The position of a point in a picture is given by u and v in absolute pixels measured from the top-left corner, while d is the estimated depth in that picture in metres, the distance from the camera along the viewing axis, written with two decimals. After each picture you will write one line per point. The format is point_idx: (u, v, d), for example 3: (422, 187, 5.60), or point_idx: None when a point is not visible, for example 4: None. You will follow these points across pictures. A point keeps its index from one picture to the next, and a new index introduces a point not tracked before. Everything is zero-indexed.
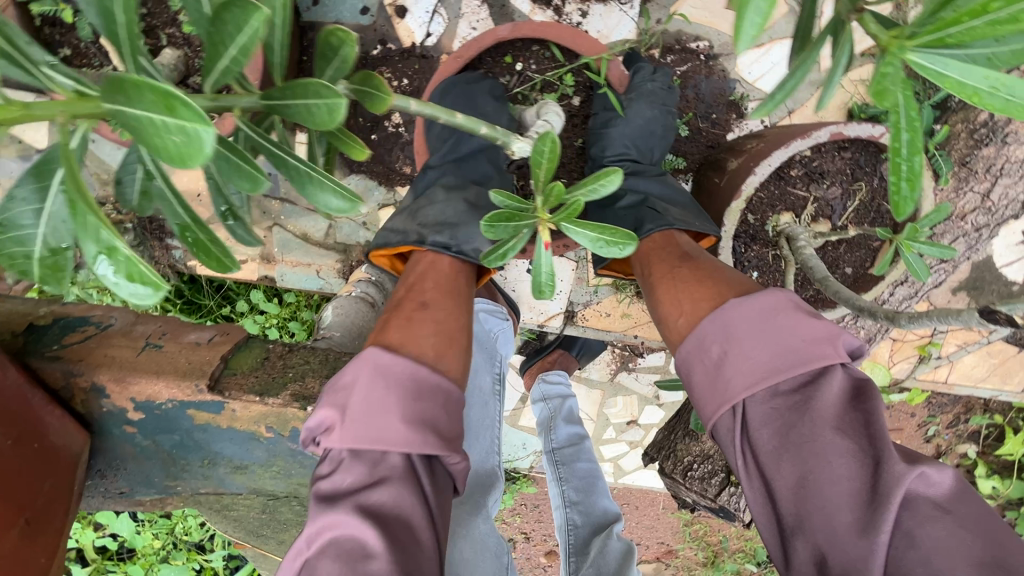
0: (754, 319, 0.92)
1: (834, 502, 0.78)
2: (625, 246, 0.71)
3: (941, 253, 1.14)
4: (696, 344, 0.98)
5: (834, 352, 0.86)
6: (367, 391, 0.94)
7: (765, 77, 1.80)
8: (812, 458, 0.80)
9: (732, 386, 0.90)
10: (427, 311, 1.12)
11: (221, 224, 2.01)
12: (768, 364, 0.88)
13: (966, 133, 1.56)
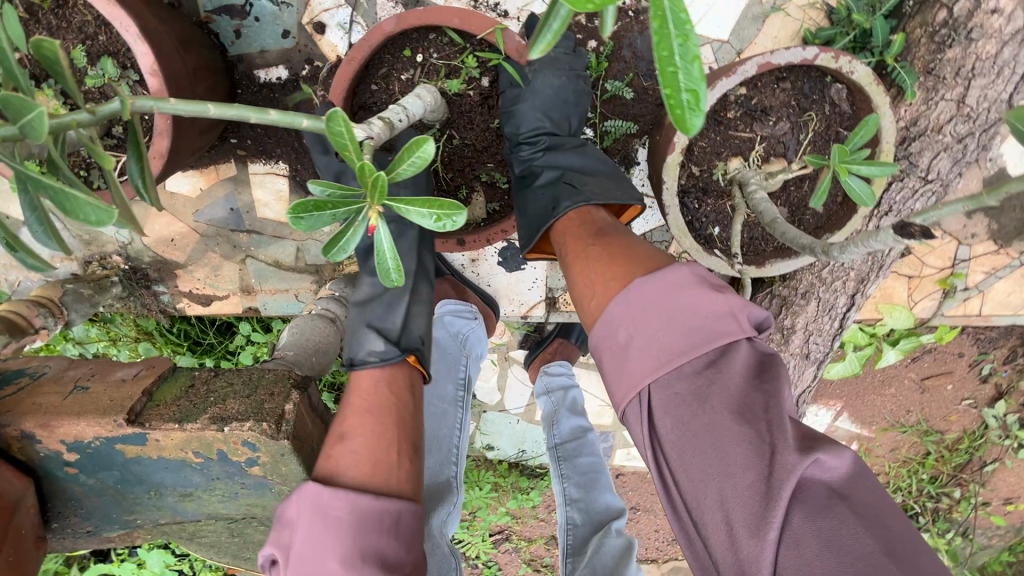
0: (656, 302, 0.96)
1: (732, 490, 0.81)
2: (455, 216, 0.70)
3: (880, 171, 1.04)
4: (606, 331, 1.01)
5: (735, 328, 0.92)
6: (306, 535, 0.96)
7: (704, 22, 1.70)
8: (712, 444, 0.84)
9: (639, 371, 0.94)
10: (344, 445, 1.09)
11: (199, 265, 2.08)
12: (673, 347, 0.92)
13: (927, 37, 1.40)
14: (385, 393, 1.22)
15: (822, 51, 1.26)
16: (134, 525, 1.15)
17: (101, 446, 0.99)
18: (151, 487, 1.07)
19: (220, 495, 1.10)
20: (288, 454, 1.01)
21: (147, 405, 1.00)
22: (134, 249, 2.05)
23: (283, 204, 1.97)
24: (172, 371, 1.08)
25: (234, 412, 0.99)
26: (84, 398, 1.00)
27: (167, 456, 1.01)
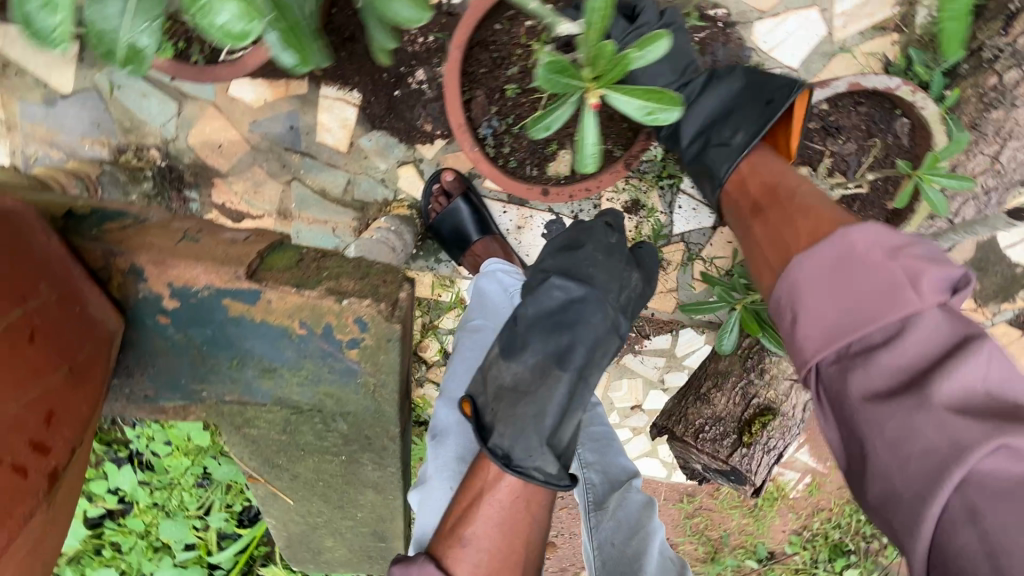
0: (823, 276, 1.04)
1: (908, 454, 0.87)
2: (670, 110, 0.96)
3: (958, 184, 1.22)
4: (775, 307, 1.11)
5: (911, 298, 0.94)
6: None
7: (780, 47, 1.85)
8: (877, 409, 0.91)
9: (807, 345, 1.02)
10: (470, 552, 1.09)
11: (239, 178, 2.01)
12: (838, 318, 0.99)
13: (976, 98, 1.60)
14: (505, 506, 1.13)
15: (905, 84, 1.41)
16: (196, 399, 1.11)
17: (208, 297, 0.96)
18: (236, 356, 1.04)
19: (301, 378, 1.08)
20: (394, 341, 1.01)
21: (260, 267, 0.98)
22: (176, 147, 1.96)
23: (346, 133, 1.95)
24: (281, 243, 1.06)
25: (351, 289, 0.99)
26: (197, 247, 0.97)
27: (271, 322, 0.99)
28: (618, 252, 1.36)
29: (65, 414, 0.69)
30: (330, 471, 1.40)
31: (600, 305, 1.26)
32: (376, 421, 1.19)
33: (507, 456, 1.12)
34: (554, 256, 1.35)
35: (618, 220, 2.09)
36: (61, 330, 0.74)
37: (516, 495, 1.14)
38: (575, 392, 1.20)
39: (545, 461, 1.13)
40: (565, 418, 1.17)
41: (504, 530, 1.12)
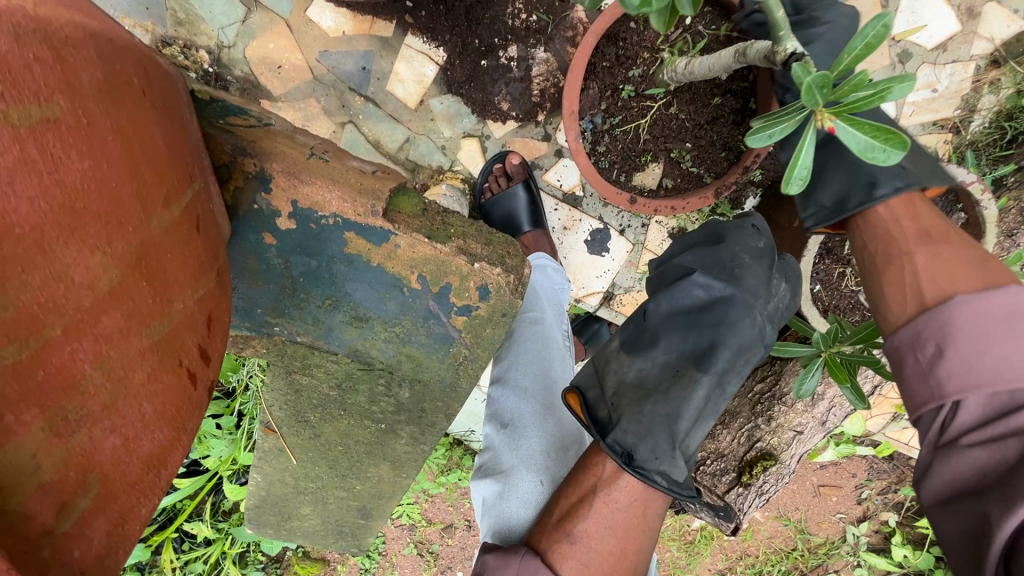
0: (996, 323, 0.86)
1: (994, 506, 0.78)
2: (897, 153, 0.71)
3: None
4: (908, 337, 0.94)
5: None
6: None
7: None
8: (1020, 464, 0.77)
9: (944, 385, 0.88)
10: (576, 549, 1.21)
11: (288, 104, 1.85)
12: (993, 366, 0.84)
13: None
14: (615, 513, 1.23)
15: (978, 182, 1.51)
16: (264, 332, 0.99)
17: (330, 227, 0.87)
18: (331, 296, 0.94)
19: (391, 334, 0.99)
20: (507, 317, 0.97)
21: (390, 209, 0.90)
22: (230, 55, 1.78)
23: (419, 90, 1.86)
24: (405, 186, 0.96)
25: (480, 253, 0.93)
26: (329, 170, 0.87)
27: (387, 268, 0.91)
28: (764, 253, 1.29)
29: (208, 317, 0.56)
30: (358, 438, 1.30)
31: (746, 310, 1.22)
32: (443, 396, 1.12)
33: (628, 453, 1.20)
34: (694, 252, 1.33)
35: (660, 244, 2.11)
36: (206, 222, 0.62)
37: (633, 497, 1.24)
38: (713, 398, 1.21)
39: (670, 465, 1.19)
40: (698, 422, 1.20)
41: (617, 533, 1.22)
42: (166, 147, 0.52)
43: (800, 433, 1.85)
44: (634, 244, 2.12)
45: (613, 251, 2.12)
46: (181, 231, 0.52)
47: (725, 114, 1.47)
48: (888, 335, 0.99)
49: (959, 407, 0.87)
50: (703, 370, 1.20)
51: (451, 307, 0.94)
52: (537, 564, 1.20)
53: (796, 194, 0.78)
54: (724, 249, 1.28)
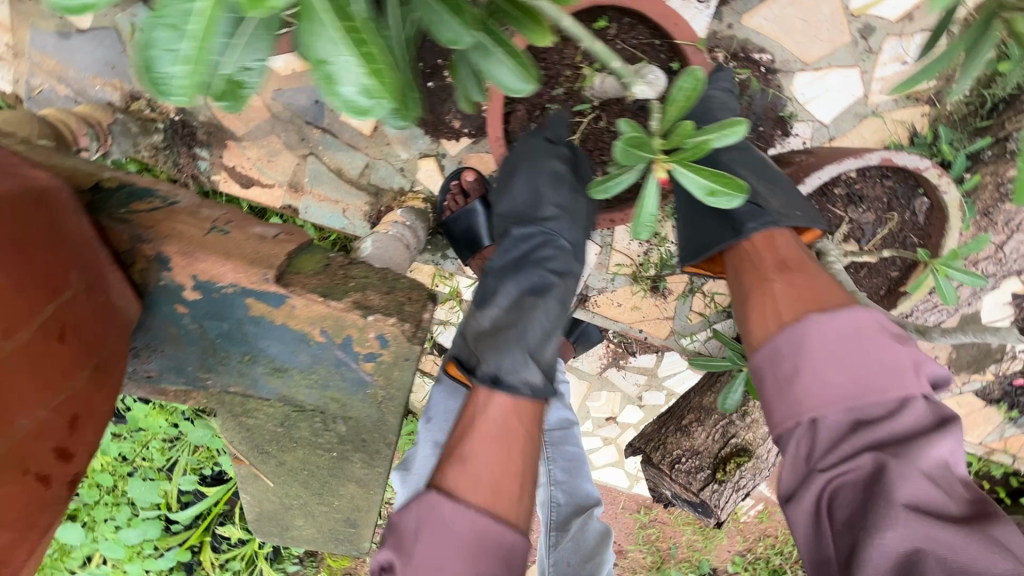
0: (838, 342, 1.05)
1: (867, 497, 0.95)
2: (734, 197, 0.74)
3: (973, 280, 1.22)
4: (770, 356, 1.10)
5: (908, 380, 1.02)
6: (427, 547, 0.94)
7: (817, 101, 1.86)
8: (841, 455, 1.00)
9: (804, 401, 1.04)
10: (472, 462, 1.03)
11: (254, 143, 1.96)
12: (844, 383, 1.02)
13: (994, 185, 1.66)
14: (498, 424, 1.11)
15: (933, 166, 1.44)
16: (198, 385, 1.09)
17: (231, 294, 0.94)
18: (248, 352, 1.02)
19: (311, 381, 1.07)
20: (410, 361, 1.02)
21: (288, 270, 0.97)
22: (192, 103, 1.90)
23: (372, 117, 1.92)
24: (308, 245, 1.04)
25: (376, 304, 0.99)
26: (226, 242, 0.95)
27: (291, 326, 0.98)
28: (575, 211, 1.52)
29: (80, 412, 0.70)
30: (318, 463, 1.41)
31: (557, 253, 1.47)
32: (376, 428, 1.20)
33: (495, 373, 1.19)
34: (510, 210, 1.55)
35: (627, 243, 2.13)
36: (91, 322, 0.74)
37: (509, 414, 1.13)
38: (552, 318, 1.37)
39: (525, 369, 1.21)
40: (544, 339, 1.31)
41: (502, 454, 1.06)
42: (13, 282, 0.61)
43: None
44: (602, 246, 2.15)
45: None
46: (31, 353, 0.62)
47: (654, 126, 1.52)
48: (753, 351, 1.15)
49: (822, 417, 1.04)
50: (534, 292, 1.38)
51: (357, 354, 1.01)
52: (429, 508, 0.97)
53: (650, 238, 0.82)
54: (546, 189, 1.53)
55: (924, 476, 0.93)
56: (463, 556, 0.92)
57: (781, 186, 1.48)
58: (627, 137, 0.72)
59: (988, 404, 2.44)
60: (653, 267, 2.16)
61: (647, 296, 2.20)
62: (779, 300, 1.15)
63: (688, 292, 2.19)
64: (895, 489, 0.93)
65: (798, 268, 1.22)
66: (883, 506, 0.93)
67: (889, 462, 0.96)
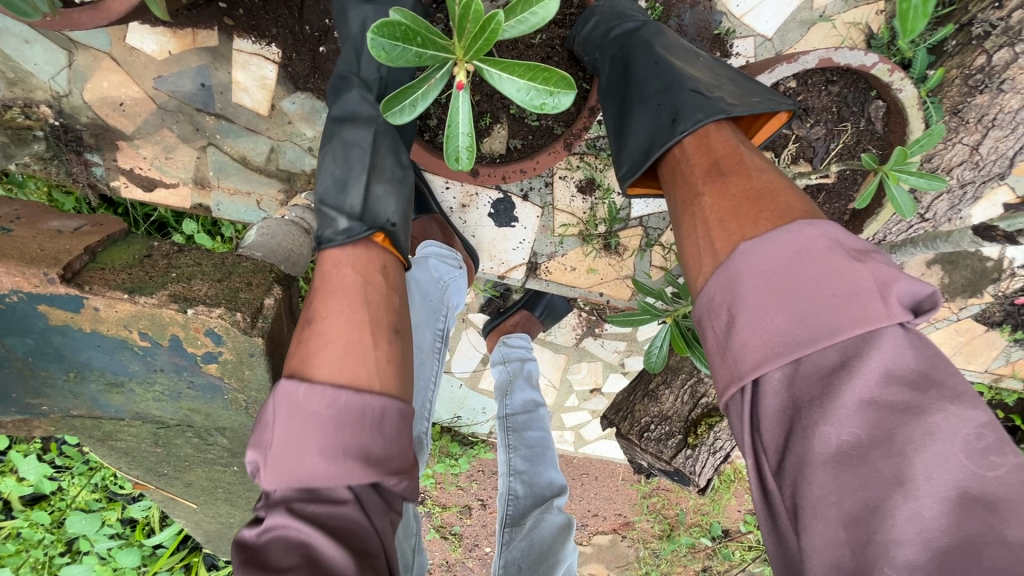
0: (776, 273, 0.78)
1: (829, 484, 0.69)
2: (559, 94, 0.63)
3: (930, 183, 1.03)
4: (705, 306, 0.85)
5: (878, 310, 0.72)
6: (284, 428, 0.88)
7: (755, 12, 1.66)
8: (800, 442, 0.72)
9: (743, 358, 0.78)
10: (317, 330, 0.97)
11: (146, 140, 1.79)
12: (785, 331, 0.76)
13: (961, 79, 1.42)
14: (344, 281, 1.05)
15: (881, 62, 1.23)
16: (35, 412, 1.04)
17: (20, 303, 0.93)
18: (71, 368, 1.00)
19: (155, 394, 1.04)
20: (255, 356, 0.98)
21: (88, 266, 0.96)
22: (70, 104, 1.72)
23: (266, 94, 1.73)
24: (121, 237, 1.03)
25: (199, 295, 0.96)
26: (6, 240, 0.94)
27: (104, 332, 0.97)
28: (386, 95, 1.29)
29: None
30: (228, 480, 1.28)
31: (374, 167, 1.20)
32: (258, 435, 1.13)
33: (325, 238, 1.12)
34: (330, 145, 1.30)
35: (570, 200, 1.94)
36: None
37: (343, 265, 1.07)
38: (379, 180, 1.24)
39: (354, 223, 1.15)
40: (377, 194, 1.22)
41: (337, 321, 0.98)
42: None
43: None
44: (544, 207, 1.96)
45: (521, 218, 1.97)
46: None
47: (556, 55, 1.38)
48: (693, 302, 0.89)
49: (765, 378, 0.77)
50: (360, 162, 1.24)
51: (186, 353, 0.99)
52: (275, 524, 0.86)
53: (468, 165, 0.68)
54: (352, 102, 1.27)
55: (941, 482, 0.65)
56: (323, 433, 0.88)
57: (725, 69, 1.15)
58: (388, 25, 0.61)
59: (990, 328, 2.25)
60: (603, 223, 1.96)
61: (602, 255, 2.01)
62: (705, 218, 0.90)
63: (645, 246, 2.00)
64: (886, 499, 0.66)
65: (732, 169, 0.93)
66: (874, 527, 0.66)
67: (874, 461, 0.67)
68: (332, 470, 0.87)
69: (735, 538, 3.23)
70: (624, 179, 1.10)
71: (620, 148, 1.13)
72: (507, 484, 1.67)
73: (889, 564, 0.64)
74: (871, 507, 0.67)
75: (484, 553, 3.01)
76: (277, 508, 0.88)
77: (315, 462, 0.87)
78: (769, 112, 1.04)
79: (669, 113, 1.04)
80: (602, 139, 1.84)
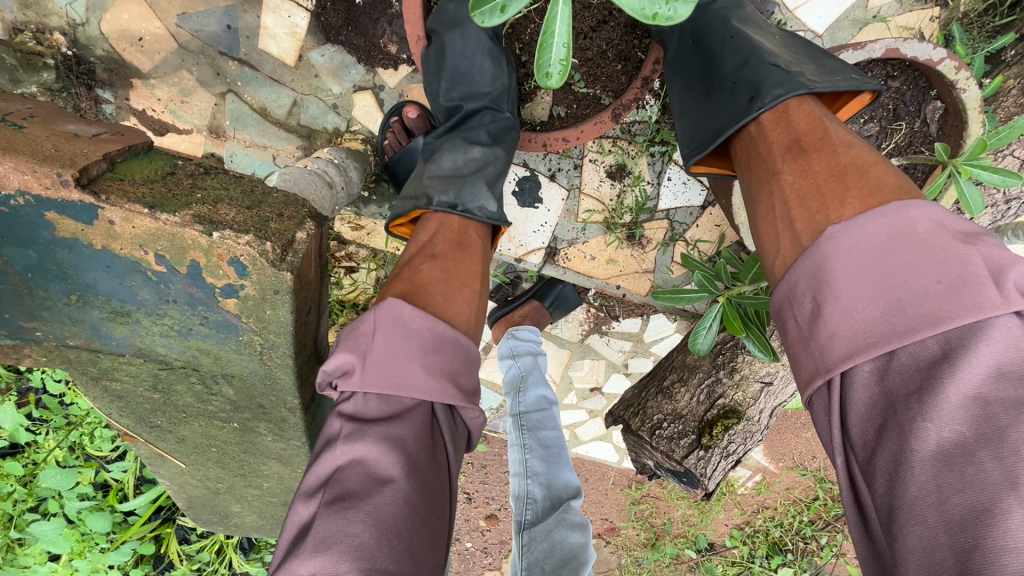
0: (870, 257, 0.73)
1: (931, 482, 0.64)
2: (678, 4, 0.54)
3: (1003, 180, 1.02)
4: (787, 294, 0.81)
5: (993, 297, 0.66)
6: (386, 339, 0.89)
7: (808, 6, 1.62)
8: (896, 440, 0.68)
9: (834, 350, 0.74)
10: (436, 262, 1.04)
11: (163, 81, 1.70)
12: (880, 321, 0.71)
13: (1018, 90, 1.36)
14: (454, 232, 1.12)
15: (950, 58, 1.18)
16: (27, 339, 1.00)
17: (25, 207, 0.88)
18: (73, 291, 0.97)
19: (163, 327, 1.01)
20: (279, 293, 0.97)
21: (107, 175, 0.92)
22: (85, 34, 1.63)
23: (294, 43, 1.65)
24: (144, 150, 1.00)
25: (224, 219, 0.94)
26: (15, 136, 0.88)
27: (116, 251, 0.94)
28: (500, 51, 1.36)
29: None
30: (223, 435, 1.22)
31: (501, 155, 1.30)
32: (267, 390, 1.10)
33: (453, 202, 1.16)
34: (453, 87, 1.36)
35: (597, 185, 1.89)
36: None
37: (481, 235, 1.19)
38: (493, 155, 1.31)
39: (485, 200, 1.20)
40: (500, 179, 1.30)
41: (450, 270, 1.03)
42: None
43: (768, 384, 1.67)
44: (570, 190, 1.90)
45: (546, 201, 1.91)
46: None
47: (613, 19, 1.32)
48: (772, 291, 0.85)
49: (855, 371, 0.73)
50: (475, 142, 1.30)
51: (203, 283, 0.97)
52: (362, 444, 0.82)
53: (560, 83, 0.61)
54: (482, 75, 1.35)
55: None
56: (423, 353, 0.89)
57: (801, 45, 1.13)
58: None
59: None
60: (629, 212, 1.91)
61: (624, 246, 1.95)
62: (785, 198, 0.86)
63: (668, 240, 1.94)
64: (994, 501, 0.60)
65: (815, 146, 0.88)
66: (979, 531, 0.60)
67: (979, 460, 0.62)
68: (428, 385, 0.88)
69: (720, 552, 3.16)
70: (691, 158, 1.10)
71: (690, 129, 1.13)
72: (524, 486, 1.62)
73: (998, 572, 0.58)
74: (977, 508, 0.61)
75: (465, 549, 2.92)
76: (360, 428, 0.84)
77: (415, 374, 0.87)
78: (854, 90, 1.01)
79: (749, 89, 1.03)
80: (638, 124, 1.79)
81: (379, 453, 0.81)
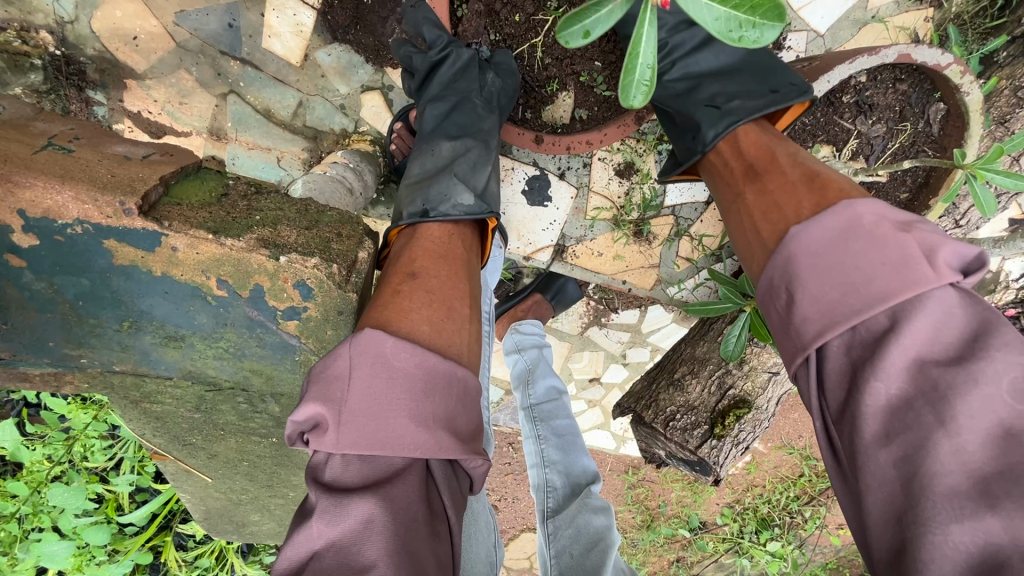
0: (828, 248, 0.80)
1: (883, 434, 0.70)
2: (766, 28, 0.57)
3: (1014, 183, 1.07)
4: (767, 288, 0.88)
5: (926, 273, 0.72)
6: (365, 383, 0.83)
7: (812, 7, 1.67)
8: (853, 401, 0.73)
9: (804, 330, 0.79)
10: (415, 284, 1.02)
11: (159, 81, 1.62)
12: (840, 299, 0.77)
13: (1010, 91, 1.43)
14: (438, 246, 1.13)
15: (956, 63, 1.23)
16: (69, 366, 1.00)
17: (83, 236, 0.92)
18: (126, 318, 1.00)
19: (218, 351, 1.06)
20: (342, 314, 1.04)
21: (163, 200, 0.98)
22: (75, 32, 1.54)
23: (300, 42, 1.61)
24: (194, 171, 1.06)
25: (285, 241, 1.01)
26: (69, 162, 0.93)
27: (176, 277, 0.98)
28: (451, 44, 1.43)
29: None
30: (255, 447, 1.21)
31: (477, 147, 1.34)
32: None
33: (424, 209, 1.21)
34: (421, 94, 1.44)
35: (606, 183, 1.91)
36: None
37: (450, 236, 1.17)
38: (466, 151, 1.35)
39: (457, 196, 1.24)
40: (473, 169, 1.33)
41: (432, 291, 1.02)
42: None
43: (775, 374, 1.73)
44: (579, 188, 1.92)
45: (556, 198, 1.92)
46: None
47: None
48: (754, 286, 0.92)
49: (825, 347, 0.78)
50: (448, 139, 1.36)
51: (265, 308, 1.03)
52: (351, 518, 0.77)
53: (641, 104, 0.63)
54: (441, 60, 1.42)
55: (984, 426, 0.65)
56: (410, 400, 0.84)
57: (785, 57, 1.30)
58: None
59: None
60: (636, 209, 1.94)
61: (631, 242, 1.97)
62: (753, 209, 0.96)
63: (674, 235, 1.97)
64: (930, 440, 0.67)
65: (771, 164, 1.00)
66: (921, 470, 0.66)
67: (920, 412, 0.68)
68: (418, 438, 0.83)
69: (711, 530, 3.29)
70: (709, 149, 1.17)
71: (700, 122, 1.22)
72: (543, 476, 1.66)
73: (935, 501, 0.65)
74: (917, 452, 0.67)
75: None
76: (345, 491, 0.79)
77: (402, 427, 0.83)
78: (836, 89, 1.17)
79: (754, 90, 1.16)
80: (647, 123, 1.82)
81: (369, 526, 0.76)
